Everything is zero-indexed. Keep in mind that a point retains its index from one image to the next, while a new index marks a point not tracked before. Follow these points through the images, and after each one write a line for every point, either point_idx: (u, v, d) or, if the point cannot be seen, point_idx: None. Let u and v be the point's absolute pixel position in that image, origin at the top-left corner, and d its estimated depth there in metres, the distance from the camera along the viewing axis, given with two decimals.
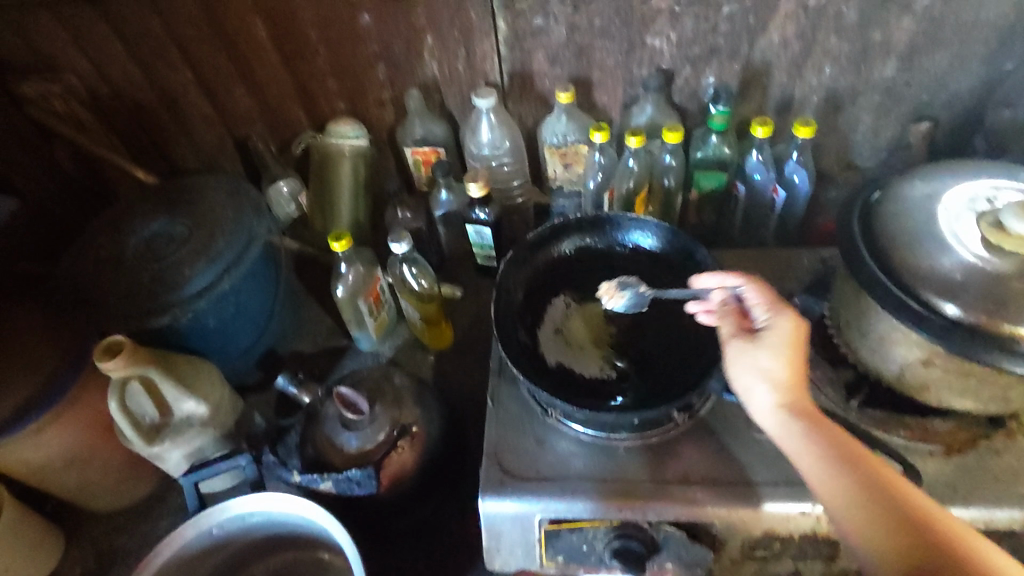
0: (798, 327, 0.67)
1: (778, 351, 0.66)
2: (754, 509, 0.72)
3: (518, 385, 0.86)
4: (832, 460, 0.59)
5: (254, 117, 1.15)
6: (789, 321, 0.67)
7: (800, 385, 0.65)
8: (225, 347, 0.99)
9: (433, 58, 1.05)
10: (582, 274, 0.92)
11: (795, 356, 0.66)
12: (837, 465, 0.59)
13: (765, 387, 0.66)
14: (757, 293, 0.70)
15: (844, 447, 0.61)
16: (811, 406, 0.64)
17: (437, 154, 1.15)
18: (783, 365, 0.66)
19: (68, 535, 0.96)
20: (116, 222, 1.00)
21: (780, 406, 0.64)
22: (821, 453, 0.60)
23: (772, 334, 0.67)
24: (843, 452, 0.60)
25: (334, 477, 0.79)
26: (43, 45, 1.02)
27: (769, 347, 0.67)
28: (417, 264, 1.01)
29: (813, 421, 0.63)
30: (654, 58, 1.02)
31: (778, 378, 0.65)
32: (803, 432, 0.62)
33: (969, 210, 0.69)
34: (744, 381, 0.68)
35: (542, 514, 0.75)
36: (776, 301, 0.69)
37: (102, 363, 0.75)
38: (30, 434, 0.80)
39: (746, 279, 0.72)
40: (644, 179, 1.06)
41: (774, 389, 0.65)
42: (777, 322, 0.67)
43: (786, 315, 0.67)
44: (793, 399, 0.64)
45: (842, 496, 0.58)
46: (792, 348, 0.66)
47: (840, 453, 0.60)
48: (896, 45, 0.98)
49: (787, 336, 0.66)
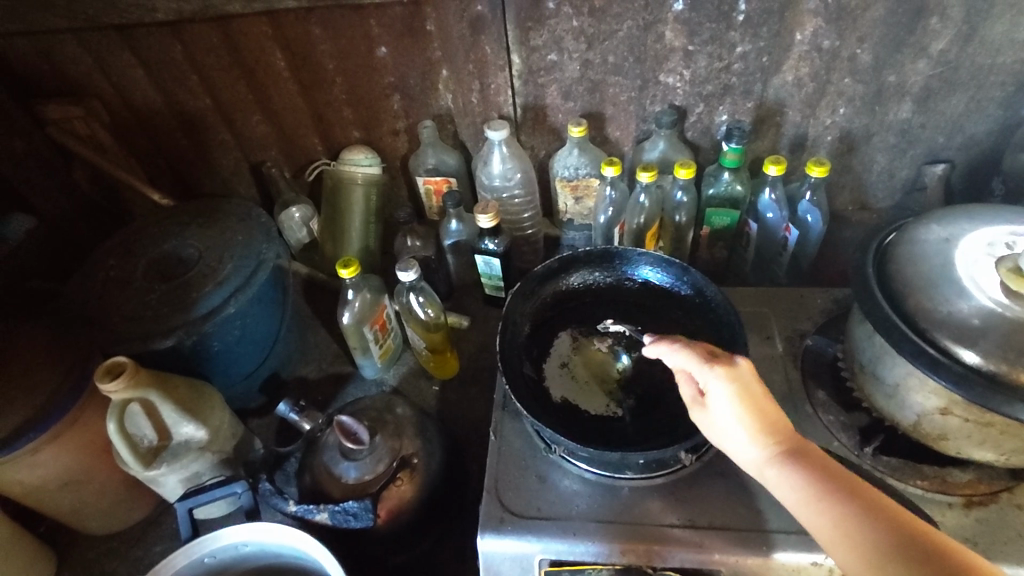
0: (737, 378, 0.63)
1: (731, 412, 0.63)
2: (764, 556, 0.69)
3: (521, 418, 0.84)
4: (822, 504, 0.57)
5: (270, 143, 1.17)
6: (721, 380, 0.63)
7: (773, 429, 0.63)
8: (228, 370, 0.98)
9: (448, 90, 1.06)
10: (590, 308, 0.91)
11: (751, 409, 0.63)
12: (828, 509, 0.57)
13: (740, 447, 0.63)
14: (682, 353, 0.66)
15: (832, 486, 0.59)
16: (787, 445, 0.62)
17: (449, 184, 1.16)
18: (743, 423, 0.62)
19: (60, 557, 0.94)
20: (129, 242, 1.01)
21: (760, 461, 0.62)
22: (810, 498, 0.58)
23: (716, 396, 0.63)
24: (832, 490, 0.58)
25: (331, 509, 0.76)
26: (69, 69, 1.05)
27: (722, 410, 0.63)
28: (424, 293, 0.99)
29: (795, 465, 0.60)
30: (667, 95, 1.03)
31: (745, 435, 0.63)
32: (789, 484, 0.60)
33: (988, 255, 0.67)
34: (720, 444, 0.65)
35: (542, 555, 0.73)
36: (703, 358, 0.65)
37: (103, 385, 0.75)
38: (26, 454, 0.79)
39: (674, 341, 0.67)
40: (655, 214, 1.05)
41: (749, 446, 0.63)
42: (713, 383, 0.63)
43: (714, 375, 0.63)
44: (772, 448, 0.62)
45: (839, 541, 0.55)
46: (743, 403, 0.62)
47: (829, 492, 0.58)
48: (911, 88, 0.98)
49: (728, 396, 0.63)
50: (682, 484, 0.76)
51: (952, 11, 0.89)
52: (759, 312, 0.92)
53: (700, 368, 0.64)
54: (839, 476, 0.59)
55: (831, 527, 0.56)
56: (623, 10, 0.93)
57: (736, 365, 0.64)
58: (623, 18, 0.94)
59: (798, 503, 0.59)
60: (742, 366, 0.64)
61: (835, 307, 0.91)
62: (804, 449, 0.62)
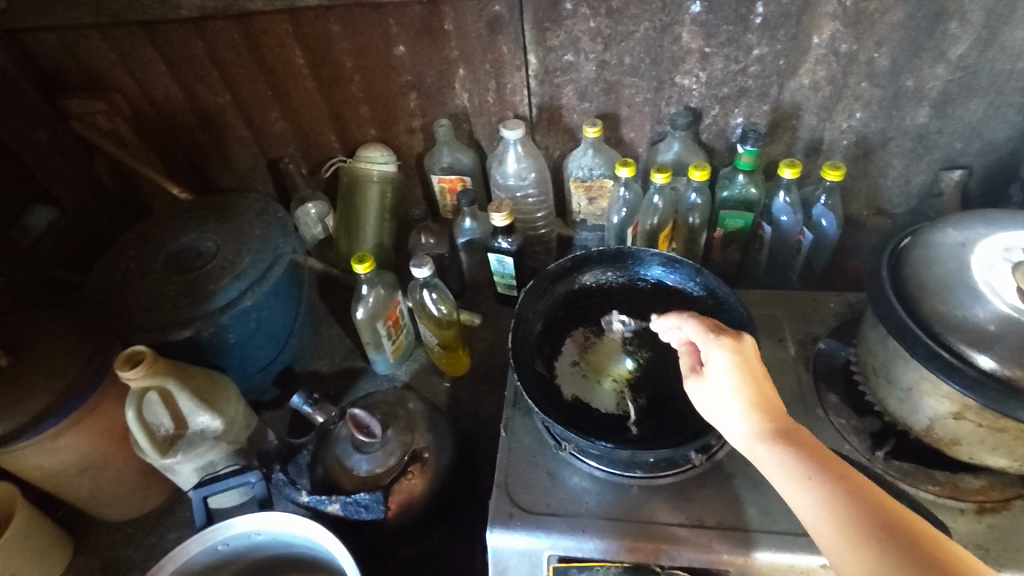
0: (739, 352, 0.64)
1: (729, 382, 0.63)
2: (767, 556, 0.70)
3: (532, 416, 0.84)
4: (810, 484, 0.57)
5: (288, 140, 1.19)
6: (723, 350, 0.64)
7: (768, 408, 0.62)
8: (244, 362, 1.00)
9: (464, 89, 1.07)
10: (601, 307, 0.91)
11: (749, 383, 0.63)
12: (814, 487, 0.56)
13: (731, 421, 0.63)
14: (690, 324, 0.68)
15: (821, 466, 0.58)
16: (780, 425, 0.61)
17: (464, 182, 1.17)
18: (738, 396, 0.62)
19: (77, 542, 0.96)
20: (148, 235, 1.03)
21: (749, 437, 0.61)
22: (798, 477, 0.57)
23: (716, 366, 0.64)
24: (822, 472, 0.57)
25: (343, 500, 0.77)
26: (94, 65, 1.08)
27: (719, 380, 0.64)
28: (438, 289, 1.00)
29: (787, 446, 0.59)
30: (682, 97, 1.03)
31: (739, 409, 0.62)
32: (777, 461, 0.59)
33: (1004, 260, 0.67)
34: (712, 417, 0.65)
35: (551, 550, 0.74)
36: (709, 329, 0.66)
37: (123, 373, 0.76)
38: (47, 439, 0.80)
39: (684, 315, 0.69)
40: (668, 216, 1.06)
41: (739, 420, 0.62)
42: (715, 353, 0.64)
43: (717, 345, 0.64)
44: (764, 426, 0.61)
45: (824, 521, 0.55)
46: (741, 375, 0.63)
47: (818, 473, 0.57)
48: (929, 93, 0.98)
49: (728, 366, 0.63)
50: (692, 483, 0.76)
51: (972, 15, 0.89)
52: (772, 314, 0.92)
53: (704, 337, 0.66)
54: (830, 460, 0.58)
55: (816, 506, 0.56)
56: (640, 11, 0.94)
57: (741, 340, 0.65)
58: (640, 20, 0.95)
59: (785, 481, 0.58)
60: (746, 342, 0.65)
61: (849, 311, 0.91)
62: (797, 431, 0.61)
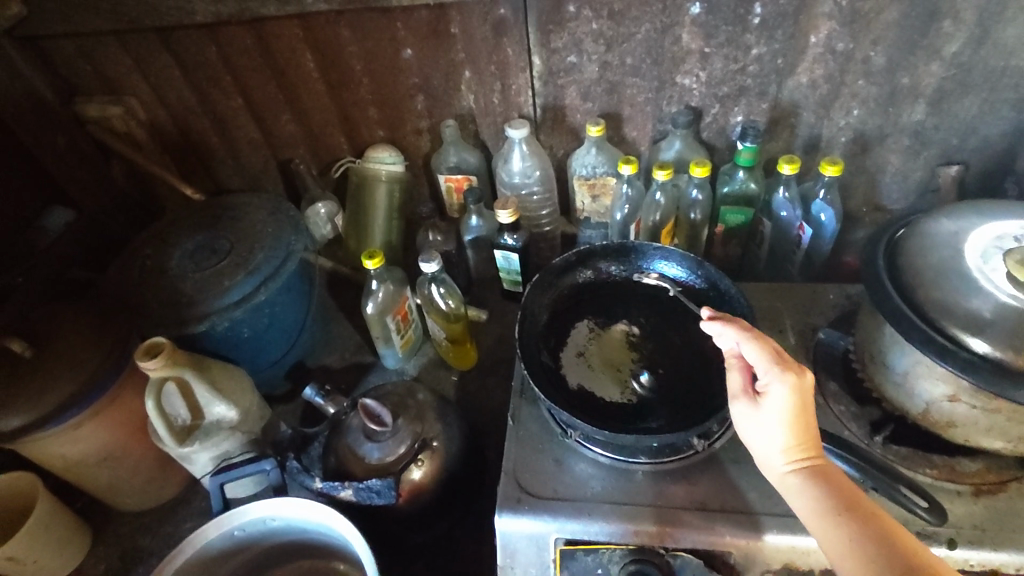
0: (799, 388, 0.63)
1: (780, 416, 0.63)
2: (770, 538, 0.71)
3: (538, 405, 0.87)
4: (839, 521, 0.60)
5: (298, 141, 1.22)
6: (784, 385, 0.63)
7: (809, 444, 0.64)
8: (257, 355, 1.02)
9: (470, 90, 1.10)
10: (605, 300, 0.93)
11: (798, 419, 0.63)
12: (841, 525, 0.59)
13: (770, 451, 0.65)
14: (752, 348, 0.65)
15: (851, 506, 0.60)
16: (818, 462, 0.64)
17: (469, 181, 1.20)
18: (785, 432, 0.64)
19: (95, 531, 0.98)
20: (164, 234, 1.06)
21: (785, 467, 0.64)
22: (827, 513, 0.60)
23: (771, 400, 0.64)
24: (851, 510, 0.60)
25: (355, 486, 0.79)
26: (110, 71, 1.11)
27: (771, 413, 0.64)
28: (445, 284, 1.02)
29: (821, 484, 0.62)
30: (683, 96, 1.06)
31: (782, 443, 0.64)
32: (808, 496, 0.62)
33: (996, 248, 0.69)
34: (752, 443, 0.66)
35: (558, 533, 0.75)
36: (774, 359, 0.64)
37: (143, 363, 0.79)
38: (70, 428, 0.83)
39: (750, 334, 0.66)
40: (670, 212, 1.09)
41: (780, 453, 0.64)
42: (775, 386, 0.63)
43: (778, 379, 0.63)
44: (802, 462, 0.64)
45: (847, 558, 0.58)
46: (794, 413, 0.63)
47: (848, 512, 0.60)
48: (924, 90, 1.00)
49: (784, 401, 0.63)
50: (694, 469, 0.79)
51: (965, 14, 0.91)
52: (772, 306, 0.94)
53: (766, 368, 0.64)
54: (861, 501, 0.61)
55: (841, 541, 0.59)
56: (641, 13, 0.96)
57: (804, 377, 0.63)
58: (641, 21, 0.97)
59: (813, 515, 0.61)
60: (807, 378, 0.63)
61: (847, 302, 0.93)
62: (832, 470, 0.63)
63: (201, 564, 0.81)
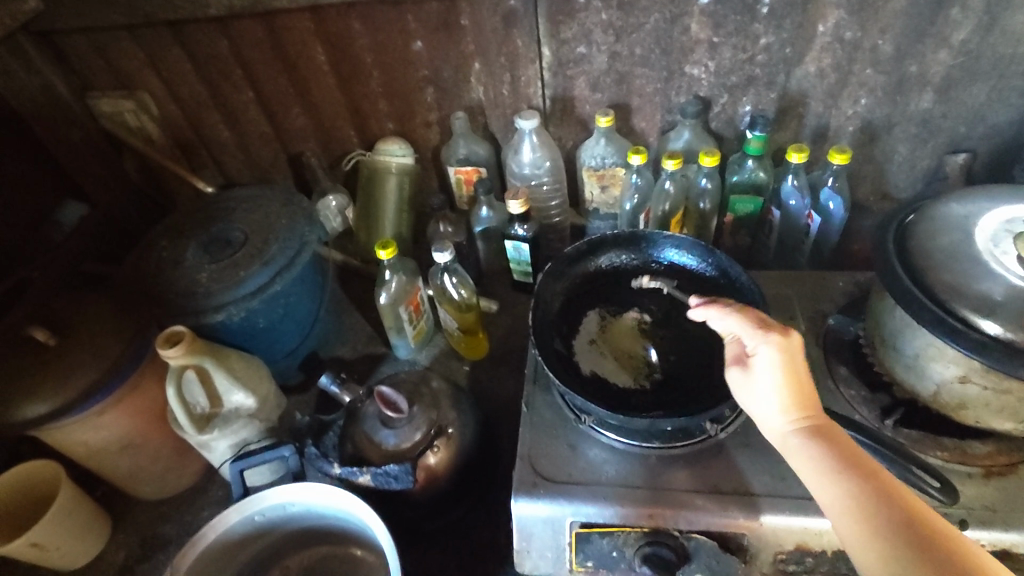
0: (787, 348, 0.65)
1: (774, 378, 0.65)
2: (763, 519, 0.73)
3: (552, 392, 0.88)
4: (838, 479, 0.60)
5: (308, 135, 1.23)
6: (771, 347, 0.65)
7: (807, 404, 0.64)
8: (272, 346, 1.04)
9: (479, 82, 1.11)
10: (617, 288, 0.95)
11: (792, 380, 0.64)
12: (841, 482, 0.59)
13: (768, 414, 0.65)
14: (735, 319, 0.68)
15: (850, 463, 0.60)
16: (817, 421, 0.64)
17: (479, 173, 1.19)
18: (781, 393, 0.64)
19: (115, 519, 1.00)
20: (179, 227, 1.07)
21: (784, 428, 0.64)
22: (826, 470, 0.60)
23: (761, 362, 0.65)
24: (851, 469, 0.60)
25: (373, 471, 0.81)
26: (122, 65, 1.12)
27: (764, 376, 0.65)
28: (457, 274, 1.04)
29: (819, 441, 0.62)
30: (692, 86, 1.07)
31: (778, 403, 0.64)
32: (808, 454, 0.62)
33: (1005, 233, 0.70)
34: (751, 409, 0.67)
35: (573, 517, 0.76)
36: (757, 325, 0.67)
37: (164, 351, 0.80)
38: (92, 415, 0.85)
39: (733, 308, 0.69)
40: (680, 202, 1.09)
41: (778, 414, 0.64)
42: (763, 349, 0.66)
43: (765, 342, 0.65)
44: (801, 421, 0.64)
45: (846, 515, 0.58)
46: (787, 374, 0.64)
47: (847, 469, 0.60)
48: (932, 78, 1.01)
49: (774, 362, 0.65)
50: (707, 453, 0.80)
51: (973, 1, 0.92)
52: (782, 293, 0.95)
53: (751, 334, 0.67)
54: (861, 459, 0.61)
55: (842, 499, 0.59)
56: (650, 3, 0.97)
57: (790, 337, 0.66)
58: (650, 12, 0.98)
59: (812, 473, 0.61)
60: (794, 338, 0.66)
61: (857, 290, 0.94)
62: (830, 428, 0.63)
63: (223, 549, 0.83)
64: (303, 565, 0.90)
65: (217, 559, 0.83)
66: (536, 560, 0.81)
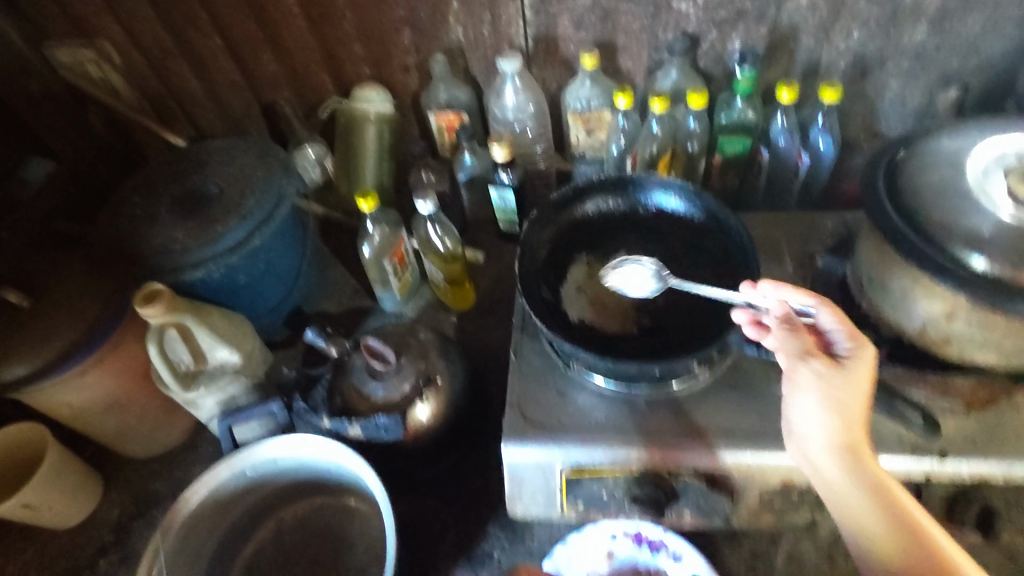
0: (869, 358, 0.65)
1: (866, 382, 0.63)
2: (750, 459, 0.74)
3: (540, 340, 0.87)
4: (881, 492, 0.62)
5: (281, 83, 1.18)
6: (869, 352, 0.64)
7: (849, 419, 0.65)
8: (255, 301, 1.02)
9: (458, 22, 1.06)
10: (605, 234, 0.93)
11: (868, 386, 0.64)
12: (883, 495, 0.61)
13: (832, 424, 0.63)
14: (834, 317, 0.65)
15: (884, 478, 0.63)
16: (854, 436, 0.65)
17: (461, 119, 1.14)
18: (868, 397, 0.63)
19: (107, 478, 1.00)
20: (151, 182, 1.03)
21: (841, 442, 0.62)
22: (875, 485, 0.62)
23: (857, 365, 0.63)
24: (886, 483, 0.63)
25: (363, 423, 0.83)
26: (78, 10, 1.06)
27: (857, 376, 0.63)
28: (441, 223, 1.02)
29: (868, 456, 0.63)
30: (680, 22, 1.02)
31: (864, 407, 0.62)
32: (866, 469, 0.62)
33: (998, 166, 0.68)
34: (814, 416, 0.64)
35: (563, 462, 0.77)
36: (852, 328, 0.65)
37: (142, 309, 0.78)
38: (75, 375, 0.84)
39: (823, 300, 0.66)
40: (667, 144, 1.06)
41: (840, 424, 0.62)
42: (861, 352, 0.64)
43: (864, 346, 0.64)
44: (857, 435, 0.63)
45: (894, 525, 0.61)
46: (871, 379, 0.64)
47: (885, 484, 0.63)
48: (927, 9, 0.97)
49: (870, 367, 0.63)
50: (695, 395, 0.80)
51: None
52: (770, 235, 0.94)
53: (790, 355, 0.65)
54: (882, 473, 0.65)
55: (888, 511, 0.61)
56: None
57: None
58: None
59: (867, 488, 0.61)
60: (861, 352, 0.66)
61: (845, 230, 0.93)
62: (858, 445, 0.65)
63: (216, 503, 0.84)
64: (297, 518, 0.91)
65: (211, 513, 0.84)
66: (527, 503, 0.82)
